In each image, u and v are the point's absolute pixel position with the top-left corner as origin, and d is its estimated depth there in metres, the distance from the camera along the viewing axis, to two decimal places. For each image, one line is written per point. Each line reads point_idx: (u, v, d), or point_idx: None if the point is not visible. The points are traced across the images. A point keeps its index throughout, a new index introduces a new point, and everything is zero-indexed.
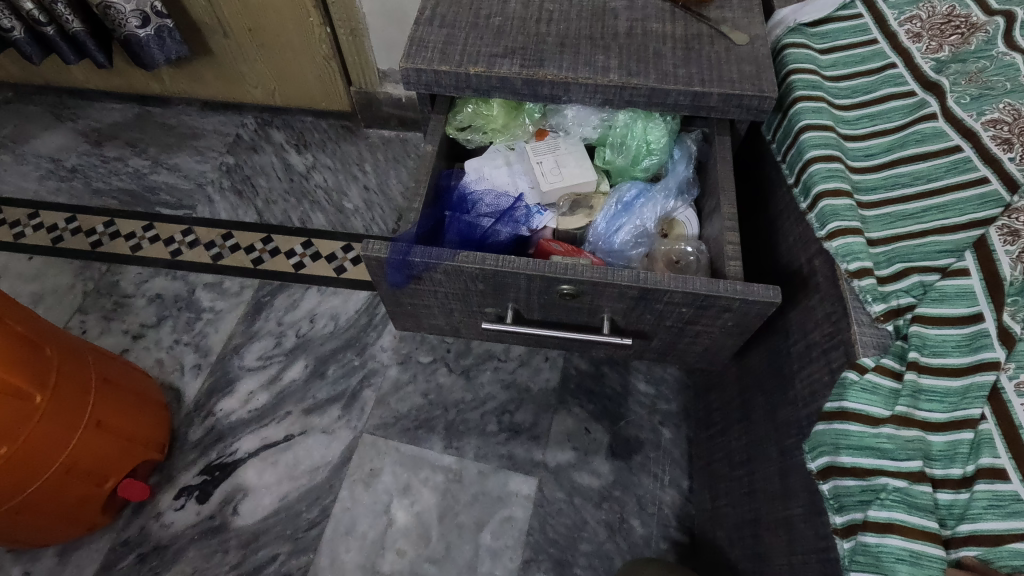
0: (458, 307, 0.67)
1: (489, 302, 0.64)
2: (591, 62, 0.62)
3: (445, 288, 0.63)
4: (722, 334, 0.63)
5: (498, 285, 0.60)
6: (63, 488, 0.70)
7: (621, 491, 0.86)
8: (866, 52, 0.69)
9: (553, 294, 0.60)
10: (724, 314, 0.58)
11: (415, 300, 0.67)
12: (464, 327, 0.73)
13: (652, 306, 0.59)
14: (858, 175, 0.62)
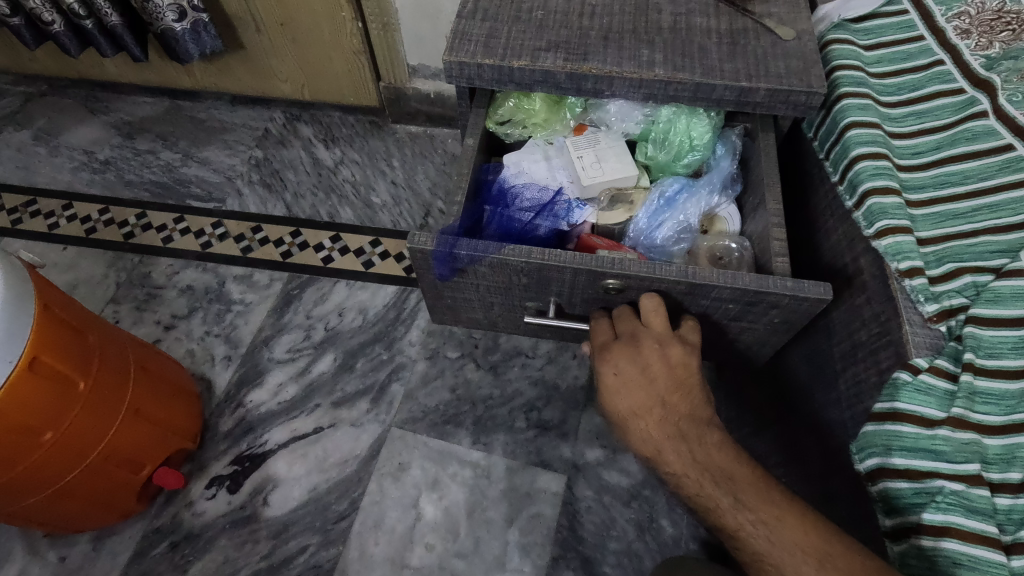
0: (499, 300, 0.71)
1: (531, 295, 0.67)
2: (636, 55, 0.61)
3: (488, 281, 0.65)
4: (767, 330, 0.65)
5: (542, 278, 0.62)
6: (102, 474, 0.71)
7: (650, 491, 0.86)
8: (913, 48, 0.68)
9: (598, 289, 0.63)
10: (772, 311, 0.60)
11: (455, 293, 0.71)
12: (502, 321, 0.79)
13: (698, 302, 0.62)
14: (905, 173, 0.61)
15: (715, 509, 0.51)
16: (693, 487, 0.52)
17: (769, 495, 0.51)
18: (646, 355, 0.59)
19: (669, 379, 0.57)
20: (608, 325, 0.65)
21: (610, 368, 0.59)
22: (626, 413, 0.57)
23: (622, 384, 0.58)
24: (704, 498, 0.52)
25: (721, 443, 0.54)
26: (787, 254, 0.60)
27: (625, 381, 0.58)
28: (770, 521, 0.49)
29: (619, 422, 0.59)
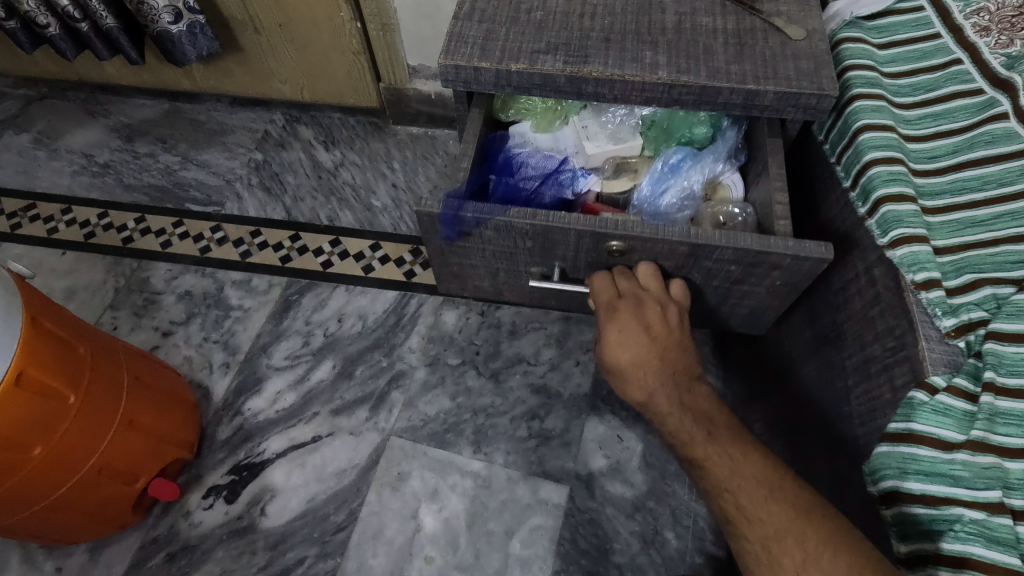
0: (504, 267, 0.70)
1: (536, 260, 0.66)
2: (638, 58, 0.59)
3: (494, 246, 0.64)
4: (769, 296, 0.64)
5: (547, 242, 0.61)
6: (96, 487, 0.70)
7: (654, 502, 0.84)
8: (928, 47, 0.65)
9: (602, 251, 0.62)
10: (773, 272, 0.59)
11: (461, 258, 0.69)
12: (508, 290, 0.78)
13: (699, 264, 0.61)
14: (921, 178, 0.59)
15: (689, 440, 0.56)
16: (674, 423, 0.57)
17: (743, 439, 0.55)
18: (649, 315, 0.60)
19: (667, 339, 0.59)
20: (606, 277, 0.63)
21: (614, 326, 0.60)
22: (624, 367, 0.59)
23: (625, 340, 0.59)
24: (682, 433, 0.57)
25: (707, 396, 0.59)
26: (790, 217, 0.59)
27: (627, 338, 0.59)
28: (739, 458, 0.54)
29: (615, 371, 0.61)
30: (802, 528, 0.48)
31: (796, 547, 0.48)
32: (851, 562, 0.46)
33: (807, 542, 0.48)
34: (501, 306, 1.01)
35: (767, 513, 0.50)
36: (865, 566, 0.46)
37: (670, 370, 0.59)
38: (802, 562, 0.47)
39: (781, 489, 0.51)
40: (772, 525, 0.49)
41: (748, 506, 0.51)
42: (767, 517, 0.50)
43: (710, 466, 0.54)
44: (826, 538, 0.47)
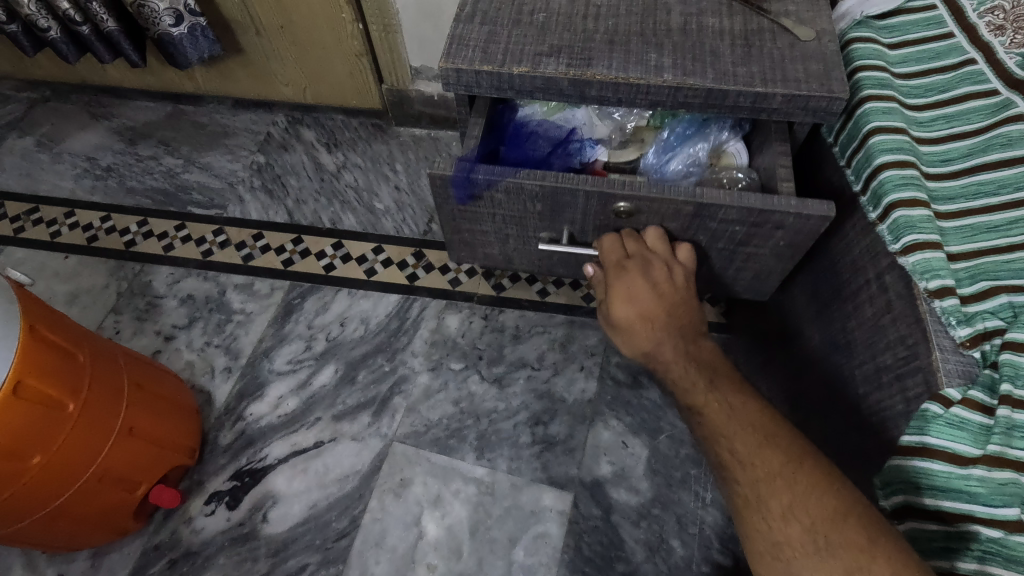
0: (514, 232, 0.70)
1: (544, 225, 0.67)
2: (643, 60, 0.57)
3: (504, 210, 0.65)
4: (773, 258, 0.64)
5: (556, 204, 0.62)
6: (95, 495, 0.69)
7: (660, 509, 0.83)
8: (941, 47, 0.64)
9: (609, 214, 0.62)
10: (776, 233, 0.60)
11: (472, 225, 0.70)
12: (518, 256, 0.76)
13: (704, 226, 0.61)
14: (934, 182, 0.57)
15: (690, 388, 0.57)
16: (676, 372, 0.58)
17: (745, 392, 0.56)
18: (656, 275, 0.60)
19: (674, 297, 0.60)
20: (615, 240, 0.63)
21: (622, 282, 0.60)
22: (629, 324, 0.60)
23: (632, 294, 0.60)
24: (684, 384, 0.57)
25: (712, 350, 0.60)
26: (794, 179, 0.59)
27: (634, 292, 0.60)
28: (740, 406, 0.54)
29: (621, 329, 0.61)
30: (792, 472, 0.49)
31: (785, 489, 0.48)
32: (837, 507, 0.46)
33: (796, 485, 0.48)
34: (504, 310, 1.00)
35: (761, 458, 0.50)
36: (850, 512, 0.46)
37: (676, 329, 0.59)
38: (789, 504, 0.47)
39: (779, 437, 0.51)
40: (763, 468, 0.50)
41: (742, 452, 0.51)
42: (759, 461, 0.50)
43: (710, 413, 0.54)
44: (815, 484, 0.48)
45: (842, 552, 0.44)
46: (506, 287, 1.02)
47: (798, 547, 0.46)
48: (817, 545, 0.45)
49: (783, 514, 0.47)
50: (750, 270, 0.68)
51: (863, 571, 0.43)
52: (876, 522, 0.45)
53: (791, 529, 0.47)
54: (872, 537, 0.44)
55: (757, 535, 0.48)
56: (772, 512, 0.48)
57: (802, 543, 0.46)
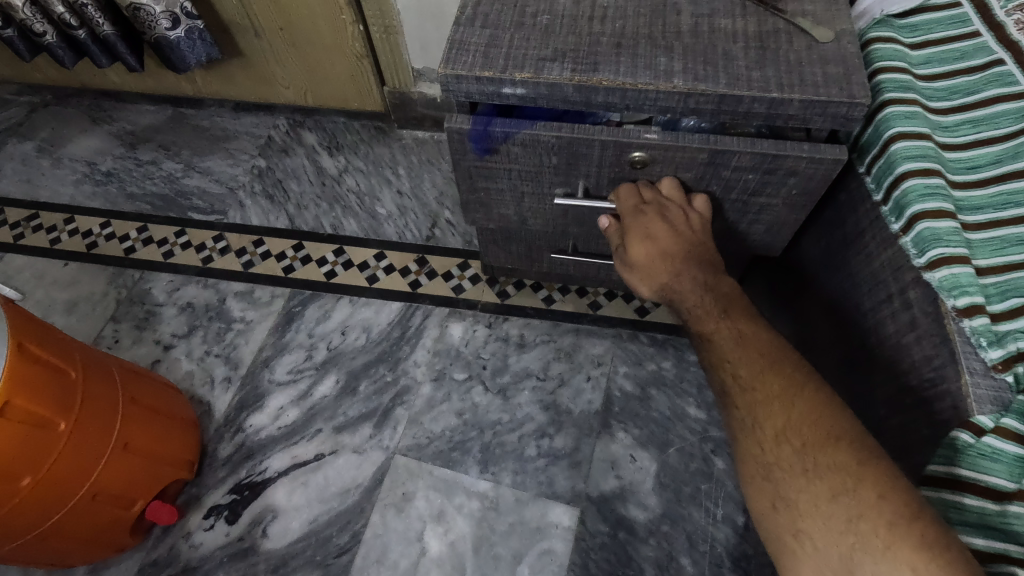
0: (529, 190, 0.67)
1: (559, 181, 0.64)
2: (652, 64, 0.55)
3: (520, 165, 0.63)
4: (786, 210, 0.63)
5: (572, 157, 0.60)
6: (91, 512, 0.68)
7: (669, 526, 0.80)
8: (966, 46, 0.60)
9: (624, 165, 0.60)
10: (788, 181, 0.58)
11: (488, 182, 0.67)
12: (533, 216, 0.72)
13: (718, 174, 0.59)
14: (960, 191, 0.54)
15: (703, 317, 0.57)
16: (691, 302, 0.58)
17: (760, 323, 0.55)
18: (675, 221, 0.60)
19: (693, 241, 0.60)
20: (631, 189, 0.62)
21: (642, 229, 0.60)
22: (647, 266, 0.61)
23: (652, 240, 0.60)
24: (697, 313, 0.57)
25: (732, 285, 0.58)
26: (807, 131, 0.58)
27: (654, 238, 0.60)
28: (751, 335, 0.53)
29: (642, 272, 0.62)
30: (790, 396, 0.48)
31: (781, 413, 0.47)
32: (830, 431, 0.45)
33: (793, 409, 0.47)
34: (509, 318, 0.98)
35: (761, 381, 0.50)
36: (843, 437, 0.44)
37: (693, 268, 0.59)
38: (782, 426, 0.47)
39: (783, 364, 0.50)
40: (763, 392, 0.49)
41: (744, 375, 0.51)
42: (759, 384, 0.50)
43: (717, 339, 0.54)
44: (813, 409, 0.46)
45: (828, 474, 0.43)
46: (510, 295, 1.00)
47: (786, 468, 0.45)
48: (805, 466, 0.44)
49: (775, 436, 0.46)
50: (761, 224, 0.66)
51: (847, 492, 0.42)
52: (871, 447, 0.43)
53: (781, 450, 0.46)
54: (861, 460, 0.43)
55: (749, 456, 0.48)
56: (765, 433, 0.47)
57: (792, 464, 0.45)
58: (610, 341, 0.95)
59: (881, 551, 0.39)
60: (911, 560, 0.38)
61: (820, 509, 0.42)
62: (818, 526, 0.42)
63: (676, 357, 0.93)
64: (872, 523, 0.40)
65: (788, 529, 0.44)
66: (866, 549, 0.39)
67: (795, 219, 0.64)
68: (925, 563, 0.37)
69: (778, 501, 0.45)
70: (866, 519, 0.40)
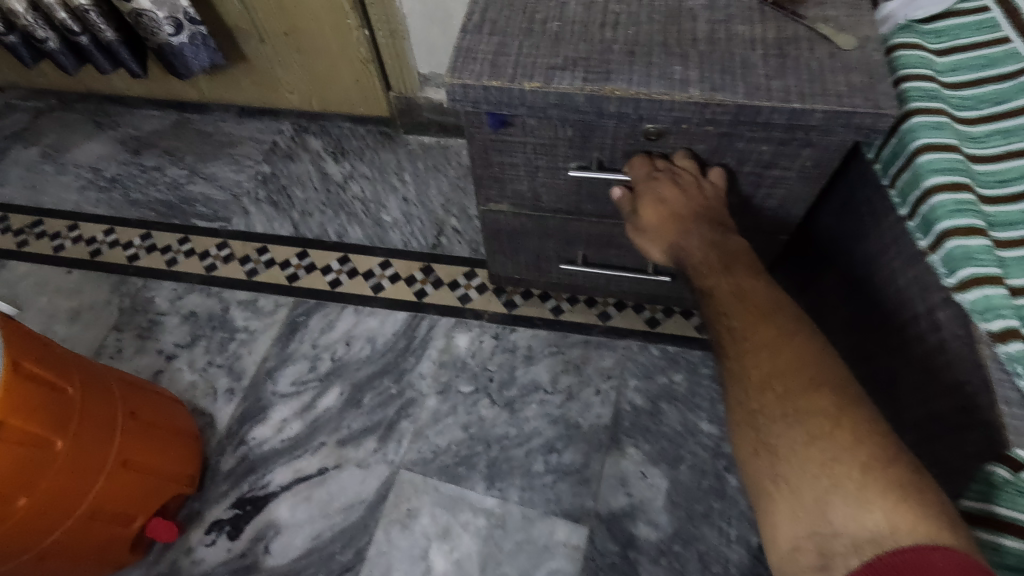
0: (543, 164, 0.64)
1: (573, 154, 0.61)
2: (667, 73, 0.53)
3: (535, 138, 0.60)
4: (799, 182, 0.59)
5: (587, 128, 0.57)
6: (88, 530, 0.66)
7: (681, 546, 0.78)
8: (995, 53, 0.58)
9: (638, 138, 0.57)
10: (803, 151, 0.55)
11: (503, 157, 0.64)
12: (547, 192, 0.68)
13: (732, 147, 0.56)
14: (990, 206, 0.51)
15: (705, 274, 0.54)
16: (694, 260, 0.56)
17: (761, 280, 0.52)
18: (688, 189, 0.57)
19: (706, 207, 0.57)
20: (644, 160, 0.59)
21: (651, 196, 0.57)
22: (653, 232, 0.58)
23: (661, 208, 0.57)
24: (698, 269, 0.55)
25: (740, 245, 0.55)
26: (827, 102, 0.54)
27: (665, 205, 0.57)
28: (749, 289, 0.51)
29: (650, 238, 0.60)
30: (780, 345, 0.45)
31: (768, 361, 0.45)
32: (813, 377, 0.43)
33: (780, 357, 0.45)
34: (516, 329, 0.96)
35: (753, 331, 0.47)
36: (826, 384, 0.42)
37: (701, 230, 0.56)
38: (768, 374, 0.44)
39: (777, 315, 0.48)
40: (753, 342, 0.47)
41: (737, 327, 0.48)
42: (751, 335, 0.47)
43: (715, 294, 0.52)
44: (800, 358, 0.44)
45: (808, 418, 0.41)
46: (518, 304, 0.98)
47: (768, 414, 0.43)
48: (786, 410, 0.42)
49: (761, 383, 0.44)
50: (774, 199, 0.62)
51: (826, 435, 0.40)
52: (853, 396, 0.42)
53: (765, 398, 0.43)
54: (842, 406, 0.41)
55: (733, 404, 0.45)
56: (751, 380, 0.45)
57: (773, 409, 0.42)
58: (619, 353, 0.93)
59: (854, 494, 0.37)
60: (886, 504, 0.36)
61: (798, 453, 0.40)
62: (796, 470, 0.39)
63: (688, 370, 0.91)
64: (847, 466, 0.38)
65: (766, 474, 0.41)
66: (841, 492, 0.37)
67: (809, 195, 0.61)
68: (899, 507, 0.36)
69: (758, 447, 0.42)
70: (843, 462, 0.38)
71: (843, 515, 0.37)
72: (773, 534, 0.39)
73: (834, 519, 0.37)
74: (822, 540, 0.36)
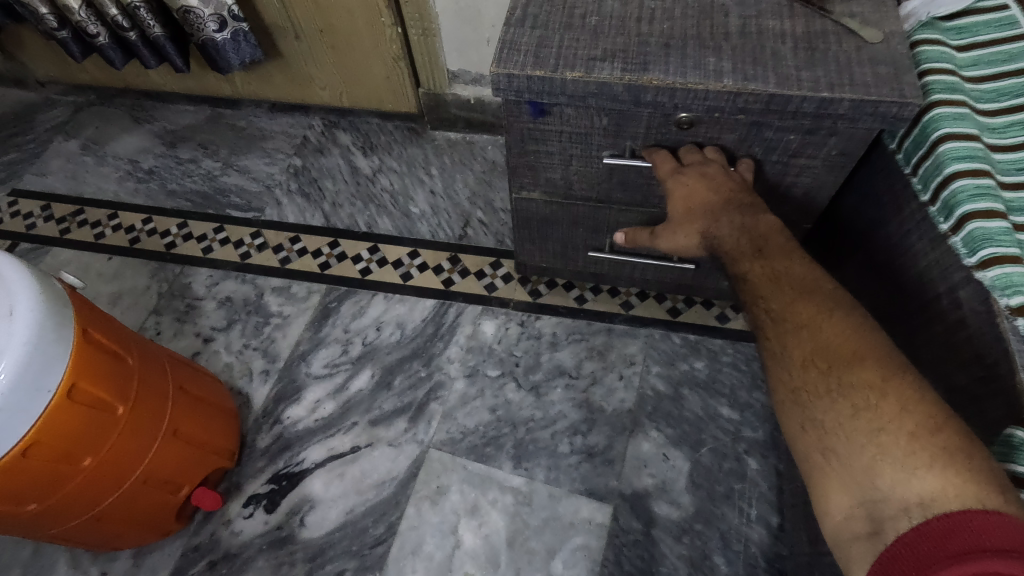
0: (577, 154, 0.67)
1: (606, 143, 0.64)
2: (702, 64, 0.56)
3: (572, 128, 0.63)
4: (825, 171, 0.62)
5: (623, 119, 0.61)
6: (140, 496, 0.70)
7: (703, 525, 0.81)
8: (1014, 49, 0.61)
9: (671, 126, 0.60)
10: (830, 140, 0.58)
11: (539, 146, 0.67)
12: (579, 180, 0.71)
13: (761, 136, 0.59)
14: (1010, 192, 0.54)
15: (739, 257, 0.57)
16: (728, 244, 0.59)
17: (795, 257, 0.55)
18: (716, 178, 0.60)
19: (736, 195, 0.59)
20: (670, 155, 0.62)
21: (679, 188, 0.60)
22: (685, 222, 0.62)
23: (690, 197, 0.60)
24: (733, 253, 0.58)
25: (771, 223, 0.58)
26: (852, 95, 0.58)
27: (693, 194, 0.60)
28: (785, 271, 0.54)
29: (682, 227, 0.63)
30: (820, 323, 0.49)
31: (809, 339, 0.48)
32: (856, 352, 0.46)
33: (821, 335, 0.48)
34: (541, 317, 0.99)
35: (791, 311, 0.51)
36: (869, 356, 0.45)
37: (730, 212, 0.59)
38: (810, 352, 0.48)
39: (814, 294, 0.51)
40: (794, 321, 0.50)
41: (775, 309, 0.52)
42: (792, 315, 0.51)
43: (750, 276, 0.55)
44: (841, 332, 0.47)
45: (852, 391, 0.44)
46: (542, 293, 1.01)
47: (813, 391, 0.46)
48: (831, 387, 0.45)
49: (803, 361, 0.48)
50: (800, 187, 0.65)
51: (870, 407, 0.43)
52: (897, 366, 0.44)
53: (809, 374, 0.47)
54: (886, 377, 0.43)
55: (779, 384, 0.49)
56: (794, 360, 0.48)
57: (818, 387, 0.46)
58: (641, 342, 0.95)
59: (901, 460, 0.40)
60: (933, 469, 0.39)
61: (844, 426, 0.43)
62: (843, 442, 0.43)
63: (708, 358, 0.93)
64: (893, 435, 0.41)
65: (816, 449, 0.44)
66: (887, 460, 0.40)
67: (834, 183, 0.63)
68: (947, 470, 0.38)
69: (807, 423, 0.46)
70: (888, 431, 0.41)
71: (891, 481, 0.40)
72: (828, 505, 0.43)
73: (883, 485, 0.40)
74: (871, 507, 0.40)
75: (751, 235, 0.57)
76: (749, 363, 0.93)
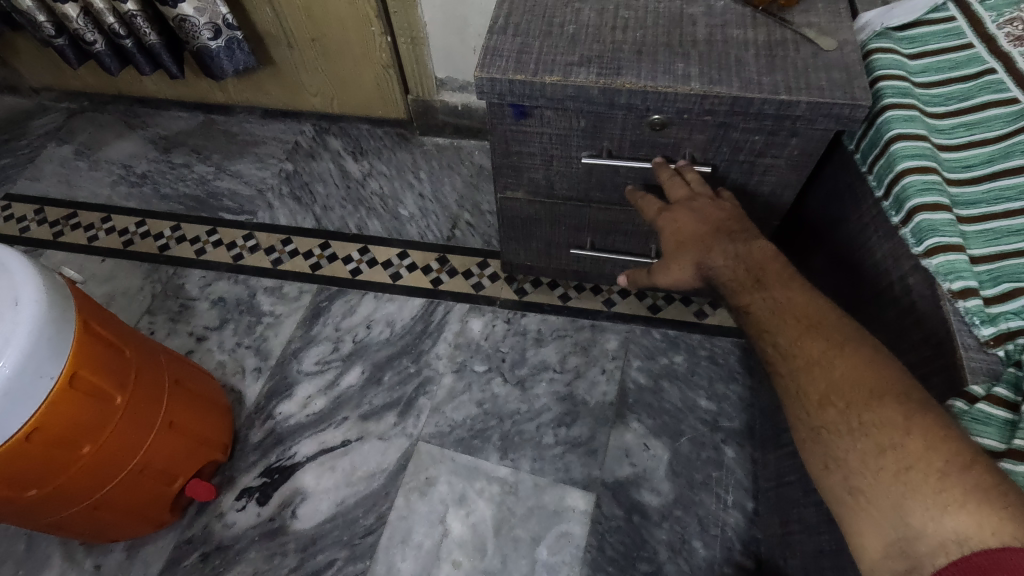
0: (558, 154, 0.71)
1: (585, 144, 0.68)
2: (671, 69, 0.60)
3: (552, 130, 0.67)
4: (788, 170, 0.66)
5: (599, 121, 0.64)
6: (136, 487, 0.72)
7: (681, 511, 0.84)
8: (961, 57, 0.65)
9: (644, 127, 0.64)
10: (791, 141, 0.62)
11: (522, 147, 0.71)
12: (560, 179, 0.75)
13: (728, 137, 0.64)
14: (955, 188, 0.58)
15: (739, 288, 0.60)
16: (726, 274, 0.61)
17: (794, 286, 0.57)
18: (704, 209, 0.65)
19: (726, 222, 0.64)
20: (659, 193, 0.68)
21: (672, 223, 0.65)
22: (678, 252, 0.65)
23: (682, 231, 0.65)
24: (731, 282, 0.61)
25: (764, 248, 0.61)
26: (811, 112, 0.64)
27: (685, 228, 0.65)
28: (786, 301, 0.56)
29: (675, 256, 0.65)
30: (832, 358, 0.51)
31: (823, 376, 0.51)
32: (873, 389, 0.48)
33: (835, 371, 0.50)
34: (527, 314, 1.02)
35: (799, 347, 0.53)
36: (886, 393, 0.47)
37: (722, 241, 0.63)
38: (826, 390, 0.50)
39: (823, 328, 0.53)
40: (805, 357, 0.53)
41: (782, 344, 0.54)
42: (801, 351, 0.53)
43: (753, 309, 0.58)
44: (853, 368, 0.50)
45: (873, 429, 0.46)
46: (528, 291, 1.05)
47: (833, 429, 0.49)
48: (851, 426, 0.48)
49: (819, 400, 0.50)
50: (766, 186, 0.69)
51: (895, 446, 0.45)
52: (917, 402, 0.46)
53: (827, 413, 0.49)
54: (907, 414, 0.45)
55: (799, 421, 0.52)
56: (811, 398, 0.51)
57: (839, 426, 0.48)
58: (623, 337, 0.99)
59: (931, 497, 0.42)
60: (966, 507, 0.40)
61: (869, 464, 0.45)
62: (869, 480, 0.45)
63: (687, 352, 0.97)
64: (922, 472, 0.43)
65: (844, 487, 0.47)
66: (918, 499, 0.42)
67: (797, 181, 0.68)
68: (979, 507, 0.40)
69: (831, 462, 0.48)
70: (917, 469, 0.43)
71: (922, 519, 0.42)
72: (863, 543, 0.45)
73: (914, 523, 0.42)
74: (905, 544, 0.42)
75: (748, 263, 0.60)
76: (725, 356, 0.97)
